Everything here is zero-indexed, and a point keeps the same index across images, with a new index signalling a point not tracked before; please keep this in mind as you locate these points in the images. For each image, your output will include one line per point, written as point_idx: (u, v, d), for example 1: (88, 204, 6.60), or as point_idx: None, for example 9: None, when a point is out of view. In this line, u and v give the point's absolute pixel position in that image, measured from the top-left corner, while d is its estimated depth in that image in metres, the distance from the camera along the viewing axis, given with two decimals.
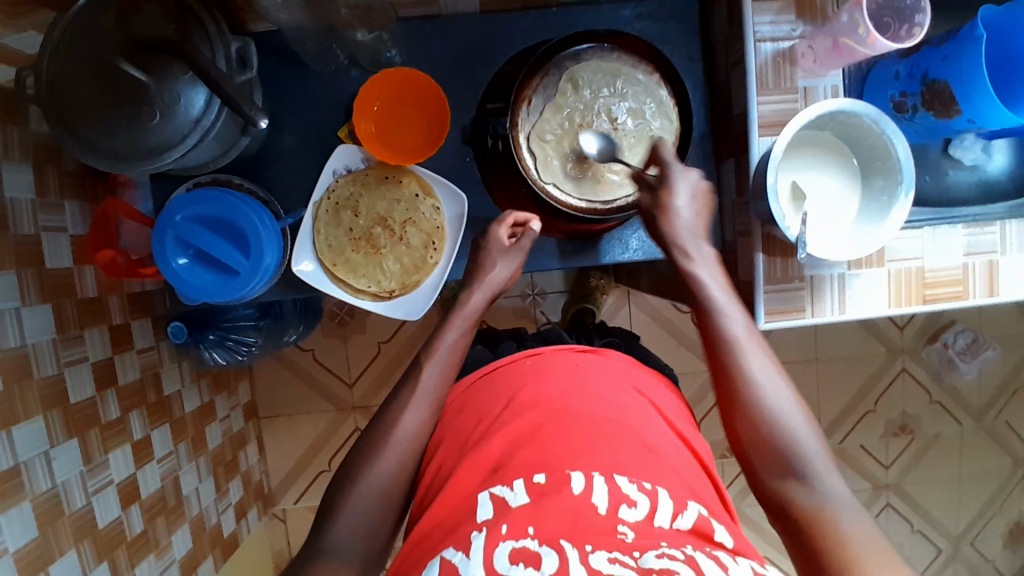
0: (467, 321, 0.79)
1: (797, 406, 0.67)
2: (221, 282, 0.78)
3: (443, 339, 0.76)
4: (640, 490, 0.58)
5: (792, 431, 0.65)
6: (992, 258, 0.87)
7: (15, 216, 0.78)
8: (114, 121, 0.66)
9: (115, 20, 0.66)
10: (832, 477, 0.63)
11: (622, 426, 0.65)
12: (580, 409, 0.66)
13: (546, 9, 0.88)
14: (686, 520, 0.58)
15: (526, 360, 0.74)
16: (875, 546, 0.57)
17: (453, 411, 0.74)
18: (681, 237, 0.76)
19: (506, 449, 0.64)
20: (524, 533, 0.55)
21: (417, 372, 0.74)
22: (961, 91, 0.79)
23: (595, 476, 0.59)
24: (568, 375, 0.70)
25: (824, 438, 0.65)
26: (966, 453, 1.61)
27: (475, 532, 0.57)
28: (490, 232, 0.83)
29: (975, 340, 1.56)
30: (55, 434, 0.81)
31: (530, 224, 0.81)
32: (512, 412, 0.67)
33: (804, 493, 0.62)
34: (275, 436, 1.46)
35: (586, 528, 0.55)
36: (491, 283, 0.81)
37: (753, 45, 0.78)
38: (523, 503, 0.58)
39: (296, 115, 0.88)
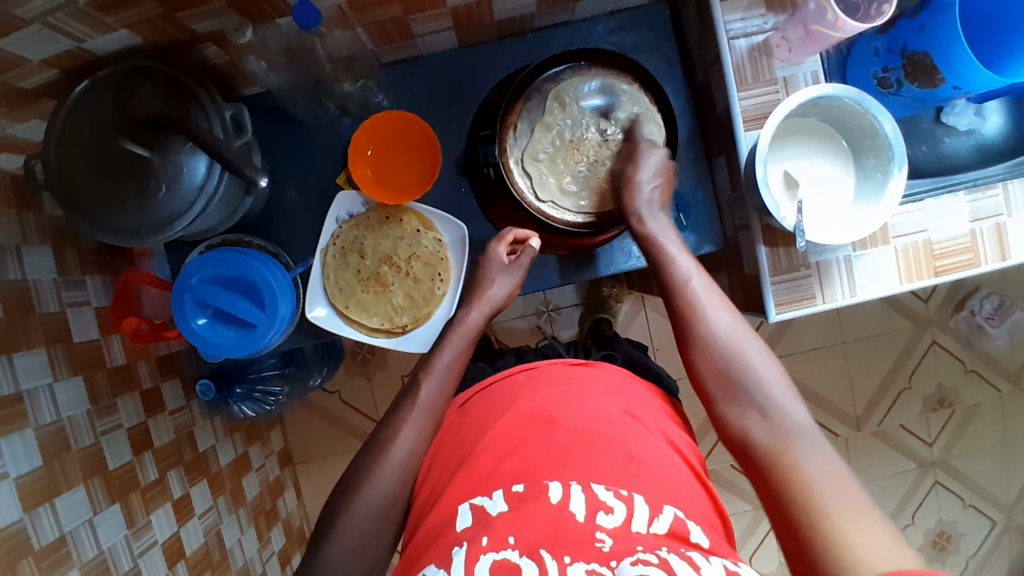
0: (465, 339, 0.82)
1: (751, 338, 0.72)
2: (242, 337, 0.80)
3: (440, 356, 0.79)
4: (617, 497, 0.60)
5: (746, 360, 0.71)
6: (999, 221, 0.86)
7: (40, 297, 0.81)
8: (125, 199, 0.70)
9: (113, 104, 0.69)
10: (787, 400, 0.68)
11: (602, 434, 0.67)
12: (564, 419, 0.68)
13: (521, 36, 0.90)
14: (663, 524, 0.59)
15: (520, 374, 0.76)
16: (825, 459, 0.62)
17: (448, 429, 0.77)
18: (637, 207, 0.81)
19: (492, 462, 0.66)
20: (505, 543, 0.56)
21: (417, 388, 0.76)
22: (939, 58, 0.79)
23: (573, 485, 0.61)
24: (556, 387, 0.73)
25: (779, 366, 0.71)
26: (1010, 419, 1.56)
27: (456, 545, 0.58)
28: (488, 250, 0.86)
29: (1002, 303, 1.52)
30: (98, 501, 0.83)
31: (529, 241, 0.85)
32: (499, 426, 0.69)
33: (761, 418, 0.67)
34: (311, 480, 1.47)
35: (564, 535, 0.56)
36: (489, 300, 0.84)
37: (726, 44, 0.79)
38: (502, 512, 0.60)
39: (295, 167, 0.91)
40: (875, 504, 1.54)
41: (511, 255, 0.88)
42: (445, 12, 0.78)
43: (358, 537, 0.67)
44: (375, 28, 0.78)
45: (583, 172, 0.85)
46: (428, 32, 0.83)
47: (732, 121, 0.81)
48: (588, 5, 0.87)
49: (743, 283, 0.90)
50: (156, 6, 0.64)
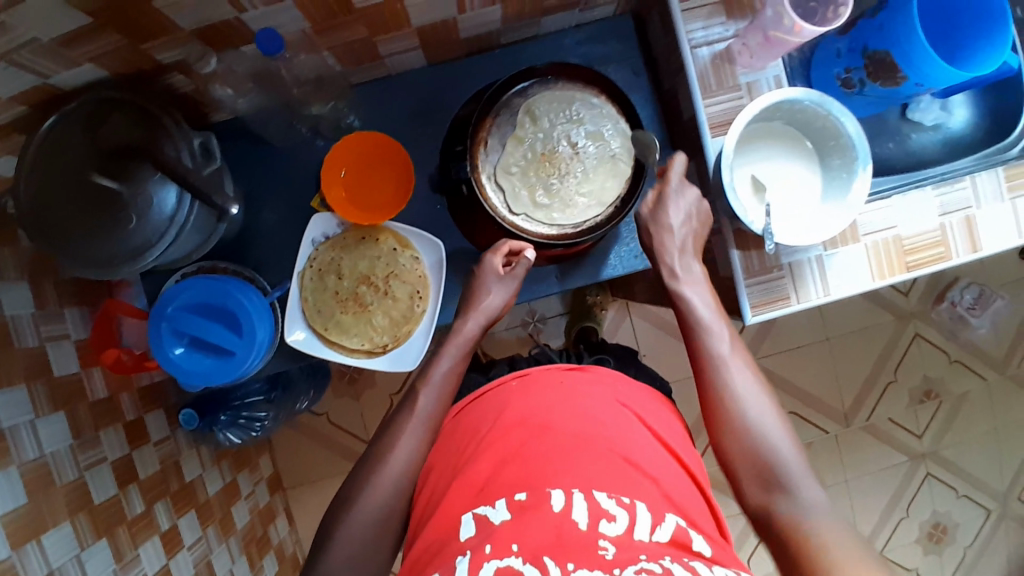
0: (460, 351, 0.81)
1: (775, 416, 0.71)
2: (220, 364, 0.80)
3: (437, 366, 0.79)
4: (618, 504, 0.60)
5: (773, 445, 0.69)
6: (968, 213, 0.87)
7: (18, 332, 0.80)
8: (94, 231, 0.69)
9: (81, 136, 0.69)
10: (811, 487, 0.66)
11: (601, 441, 0.66)
12: (562, 425, 0.68)
13: (489, 53, 0.92)
14: (664, 532, 0.59)
15: (513, 380, 0.76)
16: (848, 545, 0.60)
17: (446, 439, 0.76)
18: (670, 254, 0.80)
19: (491, 472, 0.65)
20: (508, 550, 0.55)
21: (413, 398, 0.76)
22: (901, 56, 0.81)
23: (576, 493, 0.60)
24: (553, 393, 0.73)
25: (802, 450, 0.69)
26: (997, 407, 1.58)
27: (461, 555, 0.57)
28: (484, 260, 0.84)
29: (983, 293, 1.54)
30: (84, 537, 0.82)
31: (523, 252, 0.82)
32: (498, 434, 0.69)
33: (787, 504, 0.65)
34: (303, 504, 1.46)
35: (567, 541, 0.55)
36: (483, 312, 0.83)
37: (689, 52, 0.81)
38: (506, 520, 0.59)
39: (270, 192, 0.92)
40: (870, 498, 1.54)
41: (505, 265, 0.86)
42: (411, 32, 0.79)
43: (346, 560, 0.67)
44: (342, 51, 0.78)
45: (556, 185, 0.85)
46: (396, 52, 0.84)
47: (699, 128, 0.82)
48: (553, 20, 0.88)
49: (719, 287, 0.91)
50: (120, 38, 0.64)
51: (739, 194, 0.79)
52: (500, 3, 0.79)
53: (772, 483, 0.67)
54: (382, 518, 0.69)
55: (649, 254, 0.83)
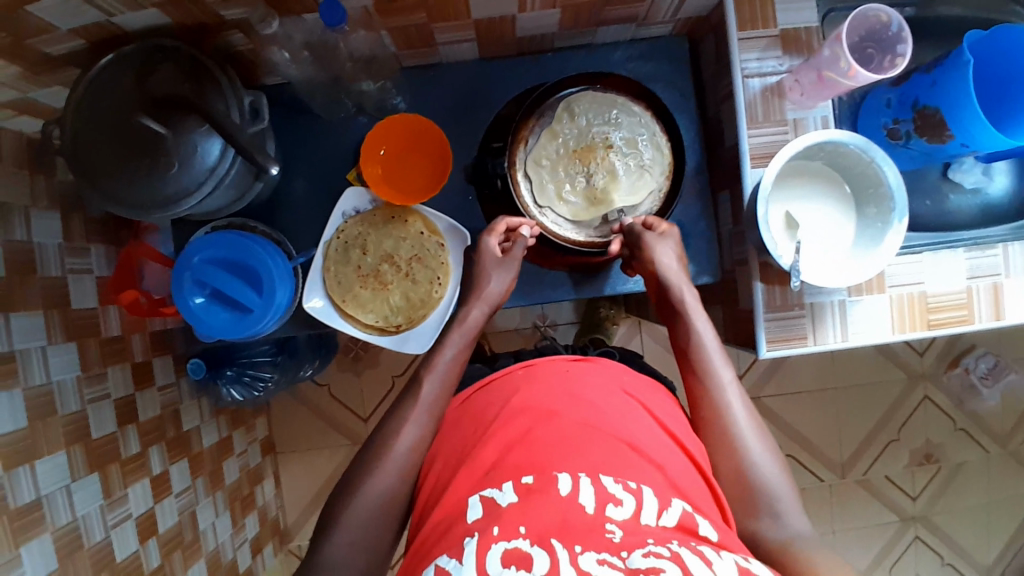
0: (467, 336, 0.82)
1: (762, 436, 0.72)
2: (237, 320, 0.81)
3: (441, 355, 0.80)
4: (625, 489, 0.60)
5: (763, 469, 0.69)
6: (996, 280, 0.87)
7: (43, 260, 0.82)
8: (135, 172, 0.71)
9: (134, 79, 0.71)
10: (796, 514, 0.67)
11: (606, 429, 0.67)
12: (566, 411, 0.68)
13: (541, 55, 0.92)
14: (671, 517, 0.59)
15: (519, 370, 0.77)
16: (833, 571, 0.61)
17: (452, 423, 0.76)
18: (671, 279, 0.81)
19: (498, 455, 0.65)
20: (516, 533, 0.55)
21: (417, 387, 0.77)
22: (950, 114, 0.80)
23: (582, 478, 0.60)
24: (559, 380, 0.73)
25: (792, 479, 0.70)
26: (995, 481, 1.56)
27: (468, 536, 0.57)
28: (481, 243, 0.85)
29: (997, 363, 1.52)
30: (76, 469, 0.83)
31: (522, 230, 0.83)
32: (502, 420, 0.69)
33: (770, 527, 0.66)
34: (291, 470, 1.47)
35: (574, 525, 0.56)
36: (487, 299, 0.83)
37: (741, 81, 0.81)
38: (512, 502, 0.59)
39: (307, 160, 0.93)
40: (854, 553, 1.52)
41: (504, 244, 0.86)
42: (468, 23, 0.80)
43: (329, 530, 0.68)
44: (399, 32, 0.79)
45: (587, 185, 0.84)
46: (450, 41, 0.84)
47: (739, 157, 0.82)
48: (608, 31, 0.89)
49: (735, 318, 0.91)
50: None
51: (771, 229, 0.79)
52: (559, 7, 0.79)
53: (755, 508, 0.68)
54: (369, 493, 0.70)
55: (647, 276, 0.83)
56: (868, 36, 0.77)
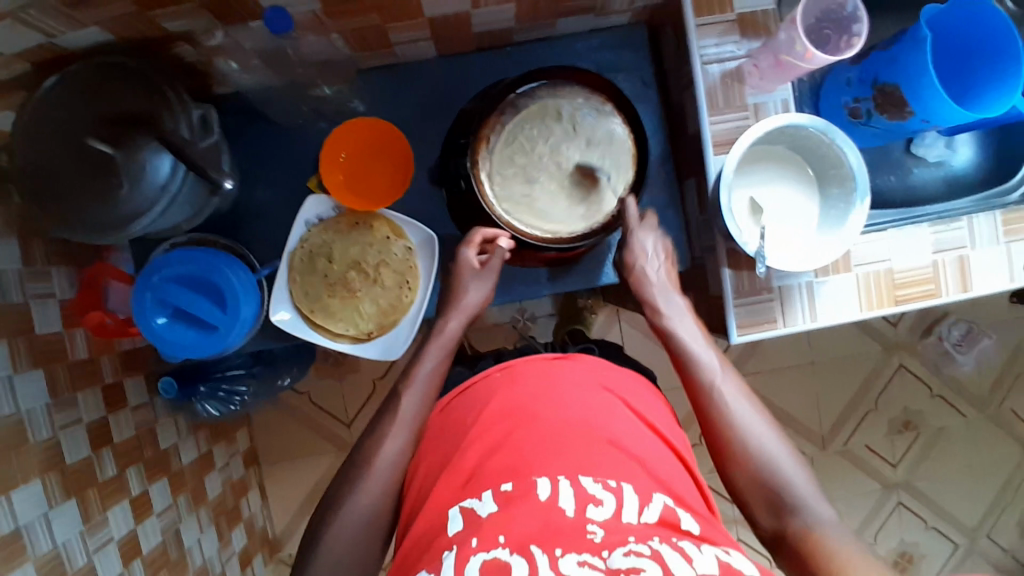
0: (444, 348, 0.81)
1: (789, 453, 0.71)
2: (203, 338, 0.79)
3: (420, 367, 0.79)
4: (606, 488, 0.60)
5: (777, 465, 0.70)
6: (962, 253, 0.88)
7: (3, 287, 0.80)
8: (89, 195, 0.69)
9: (83, 99, 0.69)
10: (818, 502, 0.67)
11: (586, 425, 0.66)
12: (547, 413, 0.67)
13: (500, 50, 0.91)
14: (653, 513, 0.59)
15: (498, 372, 0.75)
16: (863, 557, 0.61)
17: (434, 431, 0.75)
18: (653, 293, 0.85)
19: (478, 459, 0.65)
20: (495, 542, 0.55)
21: (395, 402, 0.76)
22: (910, 92, 0.80)
23: (561, 480, 0.60)
24: (534, 383, 0.71)
25: (808, 468, 0.70)
26: (974, 444, 1.59)
27: (448, 550, 0.57)
28: (459, 256, 0.85)
29: (970, 330, 1.55)
30: (53, 495, 0.82)
31: (498, 241, 0.83)
32: (482, 425, 0.68)
33: (795, 521, 0.67)
34: (277, 481, 1.46)
35: (555, 530, 0.56)
36: (465, 309, 0.84)
37: (700, 68, 0.80)
38: (491, 512, 0.59)
39: (267, 169, 0.91)
40: None
41: (481, 256, 0.86)
42: (423, 22, 0.78)
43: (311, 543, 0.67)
44: (353, 35, 0.77)
45: (555, 178, 0.83)
46: (405, 40, 0.83)
47: (703, 145, 0.82)
48: (567, 22, 0.88)
49: (707, 304, 0.91)
50: (127, 5, 0.64)
51: (736, 215, 0.79)
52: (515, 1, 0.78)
53: (780, 505, 0.68)
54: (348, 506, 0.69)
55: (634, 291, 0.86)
56: (824, 18, 0.77)
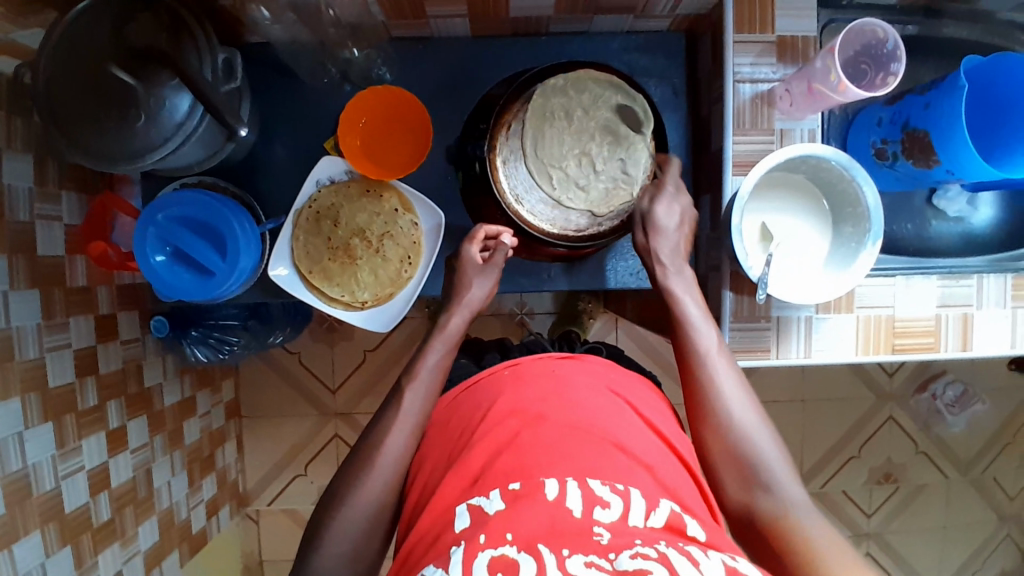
0: (449, 343, 0.78)
1: (770, 437, 0.69)
2: (197, 282, 0.79)
3: (426, 359, 0.77)
4: (614, 491, 0.57)
5: (755, 441, 0.68)
6: (967, 311, 0.87)
7: (12, 204, 0.80)
8: (102, 124, 0.69)
9: (110, 27, 0.69)
10: (792, 485, 0.65)
11: (594, 428, 0.64)
12: (556, 414, 0.65)
13: (535, 39, 0.91)
14: (659, 518, 0.56)
15: (505, 370, 0.74)
16: (835, 550, 0.59)
17: (439, 426, 0.73)
18: (659, 254, 0.79)
19: (487, 459, 0.62)
20: (502, 540, 0.52)
21: (399, 396, 0.73)
22: (939, 140, 0.79)
23: (569, 481, 0.57)
24: (540, 384, 0.69)
25: (786, 450, 0.68)
26: (951, 506, 1.58)
27: (455, 545, 0.54)
28: (463, 251, 0.84)
29: (965, 392, 1.54)
30: (31, 417, 0.82)
31: (502, 238, 0.83)
32: (489, 423, 0.65)
33: (766, 499, 0.65)
34: (255, 437, 1.47)
35: (561, 530, 0.53)
36: (469, 304, 0.81)
37: (732, 85, 0.80)
38: (499, 509, 0.56)
39: (288, 123, 0.91)
40: None
41: (484, 252, 0.86)
42: None
43: None
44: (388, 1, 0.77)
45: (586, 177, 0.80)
46: (441, 15, 0.83)
47: (723, 163, 0.82)
48: (606, 20, 0.87)
49: None
50: None
51: (745, 239, 0.78)
52: None
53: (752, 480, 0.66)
54: None
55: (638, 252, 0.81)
56: (863, 52, 0.76)
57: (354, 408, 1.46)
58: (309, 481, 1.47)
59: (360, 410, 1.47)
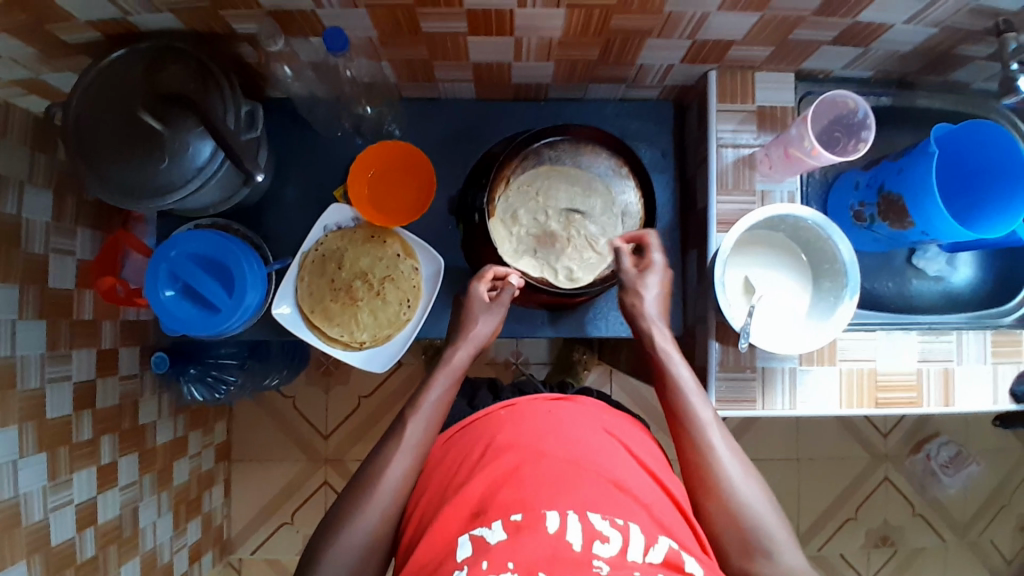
0: (452, 377, 0.81)
1: (766, 498, 0.70)
2: (204, 317, 0.83)
3: (427, 394, 0.78)
4: (613, 525, 0.59)
5: (755, 507, 0.68)
6: (947, 366, 0.89)
7: (28, 236, 0.84)
8: (128, 163, 0.74)
9: (144, 74, 0.75)
10: (794, 552, 0.66)
11: (591, 465, 0.65)
12: (556, 450, 0.66)
13: (535, 102, 0.98)
14: (657, 553, 0.58)
15: (500, 411, 0.74)
16: None
17: (436, 462, 0.74)
18: (650, 314, 0.85)
19: (486, 492, 0.63)
20: (504, 567, 0.55)
21: (400, 428, 0.74)
22: (912, 203, 0.84)
23: (570, 514, 0.59)
24: (540, 421, 0.71)
25: (783, 517, 0.69)
26: (950, 571, 1.55)
27: (458, 571, 0.56)
28: (470, 289, 0.87)
29: (959, 453, 1.54)
30: (26, 446, 0.83)
31: (509, 278, 0.86)
32: (489, 458, 0.67)
33: (770, 569, 0.65)
34: (243, 480, 1.46)
35: (561, 561, 0.55)
36: (473, 341, 0.84)
37: (715, 150, 0.86)
38: (501, 540, 0.58)
39: (299, 173, 0.97)
40: None
41: (491, 292, 0.88)
42: (468, 65, 0.85)
43: None
44: (400, 64, 0.84)
45: (581, 243, 0.89)
46: (449, 78, 0.89)
47: (707, 221, 0.87)
48: (600, 88, 0.94)
49: None
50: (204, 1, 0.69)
51: (728, 291, 0.82)
52: (554, 61, 0.84)
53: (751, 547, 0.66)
54: None
55: (628, 314, 0.86)
56: (836, 121, 0.83)
57: (345, 453, 1.46)
58: (296, 528, 1.45)
59: (352, 455, 1.46)
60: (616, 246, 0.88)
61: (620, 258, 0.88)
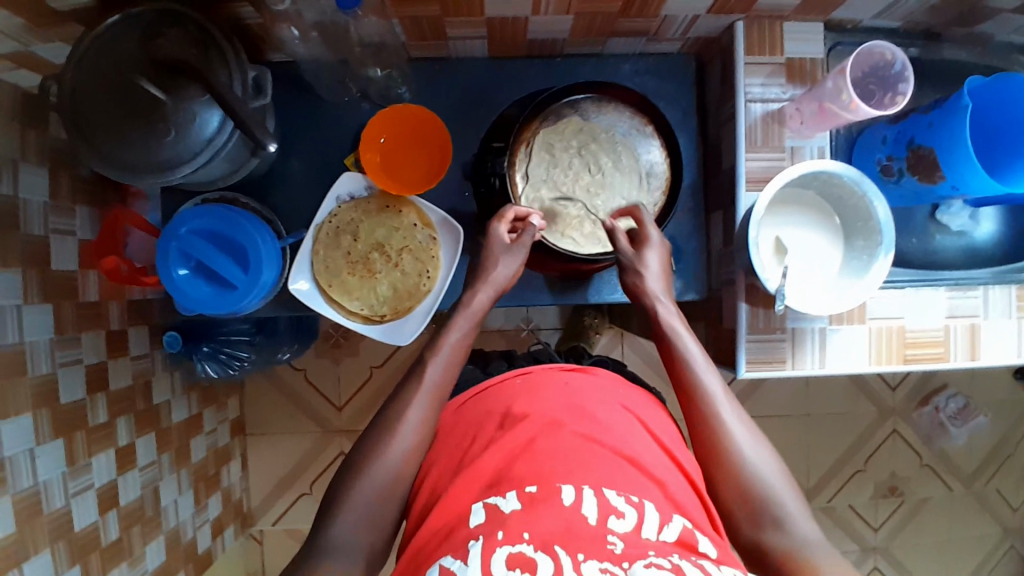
0: (471, 321, 0.78)
1: (775, 465, 0.69)
2: (218, 295, 0.80)
3: (446, 336, 0.76)
4: (629, 502, 0.58)
5: (767, 482, 0.67)
6: (974, 321, 0.89)
7: (26, 217, 0.81)
8: (131, 137, 0.70)
9: (140, 40, 0.70)
10: (805, 521, 0.65)
11: (607, 440, 0.64)
12: (571, 423, 0.65)
13: (551, 59, 0.93)
14: (671, 532, 0.58)
15: (517, 378, 0.73)
16: None
17: (446, 429, 0.73)
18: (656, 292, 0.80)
19: (501, 464, 0.62)
20: (520, 537, 0.54)
21: (421, 369, 0.73)
22: (944, 158, 0.81)
23: (586, 488, 0.58)
24: (558, 394, 0.69)
25: (796, 484, 0.68)
26: (955, 519, 1.59)
27: (472, 540, 0.56)
28: (490, 230, 0.81)
29: (967, 405, 1.56)
30: (42, 433, 0.82)
31: (531, 219, 0.81)
32: (504, 429, 0.66)
33: (780, 539, 0.64)
34: (258, 454, 1.46)
35: (576, 535, 0.54)
36: (494, 284, 0.80)
37: (743, 105, 0.83)
38: (515, 510, 0.57)
39: (306, 141, 0.93)
40: None
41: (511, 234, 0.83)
42: (482, 21, 0.80)
43: None
44: (410, 23, 0.79)
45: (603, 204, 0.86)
46: (460, 36, 0.85)
47: (735, 180, 0.84)
48: (618, 43, 0.90)
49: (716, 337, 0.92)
50: None
51: (760, 252, 0.80)
52: (573, 14, 0.80)
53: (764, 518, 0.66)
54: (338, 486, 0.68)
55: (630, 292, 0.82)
56: (871, 73, 0.79)
57: (359, 425, 1.46)
58: (314, 499, 1.46)
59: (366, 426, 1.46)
60: (610, 225, 0.83)
61: (617, 238, 0.83)
